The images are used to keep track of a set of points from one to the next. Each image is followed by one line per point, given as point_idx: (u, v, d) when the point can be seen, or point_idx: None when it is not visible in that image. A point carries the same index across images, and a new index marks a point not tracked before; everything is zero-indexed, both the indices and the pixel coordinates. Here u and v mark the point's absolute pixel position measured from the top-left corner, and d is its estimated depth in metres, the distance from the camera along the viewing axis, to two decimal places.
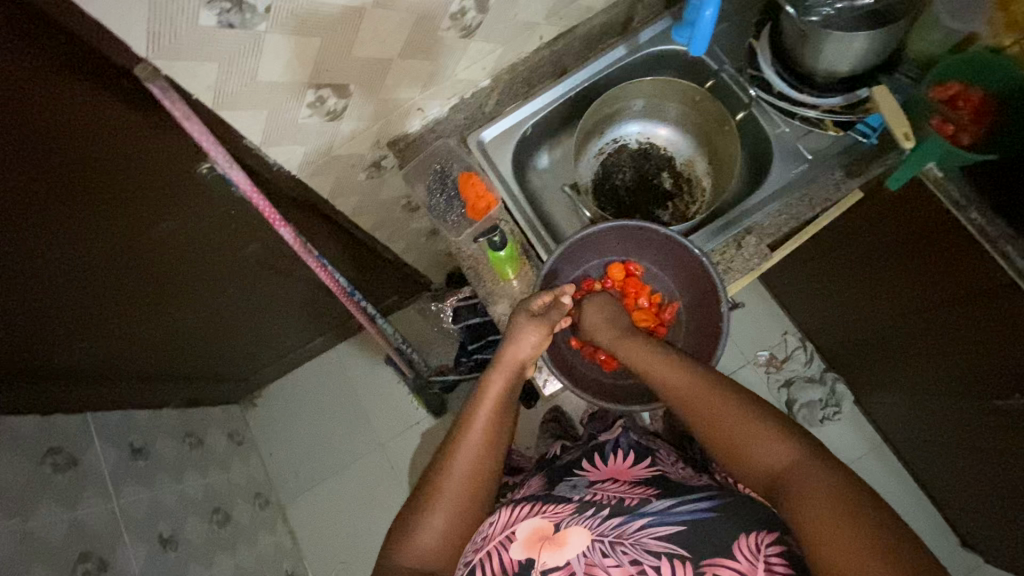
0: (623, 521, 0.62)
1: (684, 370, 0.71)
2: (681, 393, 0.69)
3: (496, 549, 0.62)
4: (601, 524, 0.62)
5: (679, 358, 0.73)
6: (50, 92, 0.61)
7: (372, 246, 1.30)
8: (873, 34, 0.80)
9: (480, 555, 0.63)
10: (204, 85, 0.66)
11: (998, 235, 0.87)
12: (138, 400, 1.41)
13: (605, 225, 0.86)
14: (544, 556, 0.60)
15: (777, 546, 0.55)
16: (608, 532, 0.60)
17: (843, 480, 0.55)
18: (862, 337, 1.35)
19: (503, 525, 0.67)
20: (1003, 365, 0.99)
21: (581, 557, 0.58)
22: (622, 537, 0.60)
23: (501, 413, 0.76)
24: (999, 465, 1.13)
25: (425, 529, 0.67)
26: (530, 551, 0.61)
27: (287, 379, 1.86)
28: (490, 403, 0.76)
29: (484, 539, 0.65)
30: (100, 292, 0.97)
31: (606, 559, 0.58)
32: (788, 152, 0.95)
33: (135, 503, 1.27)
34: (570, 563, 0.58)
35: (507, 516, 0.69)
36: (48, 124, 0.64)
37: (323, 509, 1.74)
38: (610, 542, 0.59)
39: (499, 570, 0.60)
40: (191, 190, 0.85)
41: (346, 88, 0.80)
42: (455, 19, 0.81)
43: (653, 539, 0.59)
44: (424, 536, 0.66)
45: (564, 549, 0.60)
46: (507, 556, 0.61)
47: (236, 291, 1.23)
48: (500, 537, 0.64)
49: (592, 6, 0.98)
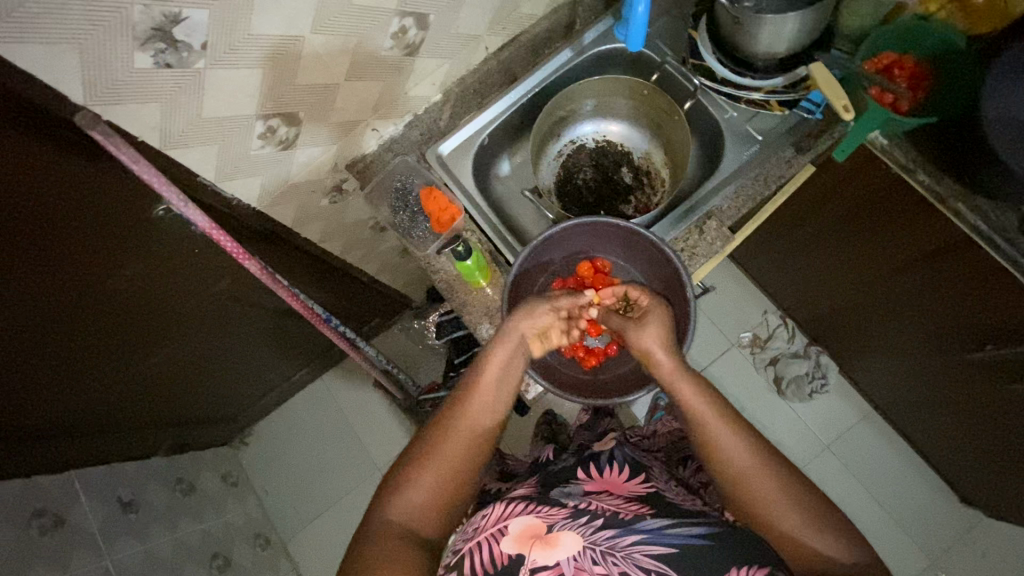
0: (615, 533, 0.61)
1: (744, 443, 0.69)
2: (735, 469, 0.67)
3: (487, 540, 0.63)
4: (593, 533, 0.62)
5: (745, 429, 0.70)
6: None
7: (345, 270, 1.30)
8: (803, 14, 0.82)
9: (470, 544, 0.64)
10: (148, 126, 0.66)
11: (948, 192, 0.88)
12: (122, 452, 1.38)
13: (550, 230, 0.86)
14: (534, 553, 0.60)
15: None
16: (600, 542, 0.60)
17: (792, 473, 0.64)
18: (837, 308, 1.38)
19: (496, 518, 0.68)
20: (972, 319, 1.02)
21: (571, 561, 0.59)
22: (613, 548, 0.60)
23: (499, 395, 0.76)
24: (983, 415, 1.15)
25: (414, 487, 0.68)
26: (520, 546, 0.61)
27: (277, 413, 1.85)
28: (492, 380, 0.76)
29: (475, 530, 0.67)
30: (70, 348, 0.96)
31: (596, 566, 0.58)
32: (739, 136, 0.97)
33: (129, 557, 1.24)
34: (559, 563, 0.59)
35: (501, 510, 0.69)
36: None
37: (327, 541, 1.72)
38: (602, 551, 0.59)
39: (487, 561, 0.61)
40: (149, 234, 0.85)
41: (295, 115, 0.81)
42: (397, 38, 0.82)
43: (644, 557, 0.59)
44: (412, 492, 0.68)
45: (554, 550, 0.60)
46: (498, 548, 0.62)
47: (213, 328, 1.22)
48: (492, 529, 0.65)
49: (534, 13, 1.00)
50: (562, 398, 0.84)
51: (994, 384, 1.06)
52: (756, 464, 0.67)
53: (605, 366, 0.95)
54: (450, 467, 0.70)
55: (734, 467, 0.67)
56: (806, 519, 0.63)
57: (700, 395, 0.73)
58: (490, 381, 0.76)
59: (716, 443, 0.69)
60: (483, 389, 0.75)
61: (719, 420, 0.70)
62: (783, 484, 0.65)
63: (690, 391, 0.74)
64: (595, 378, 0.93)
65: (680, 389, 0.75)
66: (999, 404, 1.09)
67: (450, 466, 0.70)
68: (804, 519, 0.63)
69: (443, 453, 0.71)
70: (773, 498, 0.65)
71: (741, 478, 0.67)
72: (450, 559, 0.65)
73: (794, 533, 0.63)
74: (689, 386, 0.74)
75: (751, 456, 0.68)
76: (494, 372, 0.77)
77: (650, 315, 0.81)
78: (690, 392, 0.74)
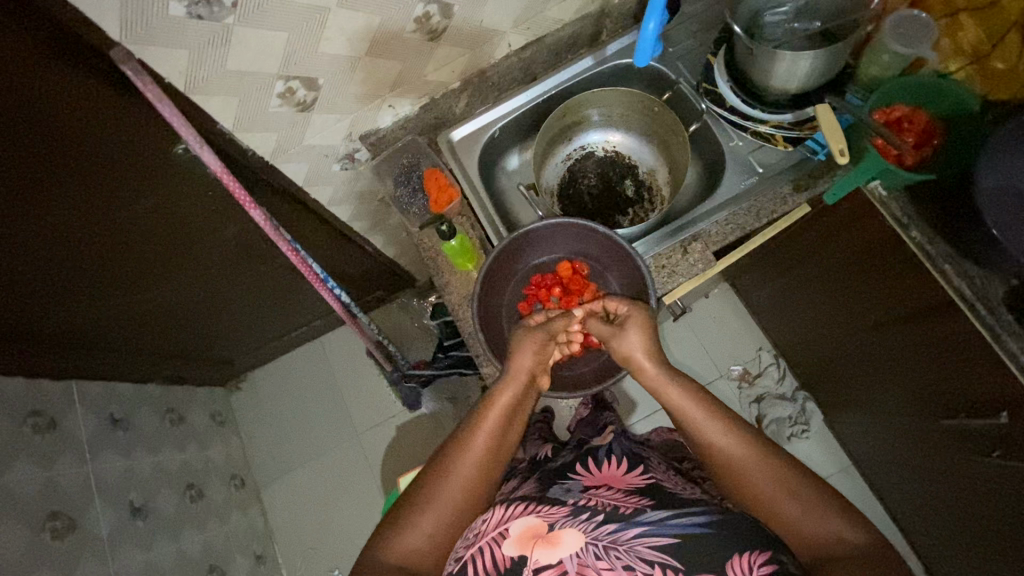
0: (617, 528, 0.66)
1: (733, 436, 0.73)
2: (729, 460, 0.71)
3: (490, 545, 0.68)
4: (595, 528, 0.66)
5: (733, 419, 0.74)
6: (39, 80, 0.68)
7: (351, 237, 1.35)
8: (815, 53, 0.84)
9: (472, 551, 0.68)
10: (176, 70, 0.73)
11: (938, 253, 0.88)
12: (122, 374, 1.48)
13: (527, 227, 0.91)
14: (537, 553, 0.64)
15: (769, 564, 0.60)
16: (602, 538, 0.65)
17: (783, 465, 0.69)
18: (826, 354, 1.36)
19: (496, 522, 0.72)
20: (946, 386, 1.01)
21: (574, 558, 0.63)
22: (616, 543, 0.64)
23: (500, 432, 0.79)
24: (949, 484, 1.13)
25: (413, 530, 0.70)
26: (522, 548, 0.66)
27: (272, 365, 1.92)
28: (493, 419, 0.79)
29: (476, 535, 0.71)
30: (85, 267, 1.04)
31: (599, 562, 0.62)
32: (740, 164, 0.99)
33: (110, 470, 1.34)
34: (563, 563, 0.63)
35: (501, 513, 0.73)
36: (37, 109, 0.71)
37: (298, 495, 1.79)
38: (604, 547, 0.64)
39: (491, 564, 0.65)
40: (168, 171, 0.92)
41: (315, 81, 0.86)
42: (420, 23, 0.87)
43: (647, 549, 0.63)
44: (411, 535, 0.70)
45: (556, 548, 0.64)
46: (499, 552, 0.66)
47: (218, 272, 1.29)
48: (493, 534, 0.69)
49: (561, 18, 1.03)
50: (560, 398, 0.90)
51: (964, 455, 1.04)
52: (749, 460, 0.70)
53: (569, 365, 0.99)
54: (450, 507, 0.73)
55: (727, 460, 0.71)
56: (805, 506, 0.66)
57: (686, 390, 0.78)
58: (491, 422, 0.79)
59: (707, 442, 0.74)
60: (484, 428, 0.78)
61: (705, 416, 0.75)
62: (780, 476, 0.68)
63: (675, 394, 0.79)
64: (556, 372, 0.98)
65: (665, 392, 0.80)
66: (963, 476, 1.07)
67: (449, 505, 0.73)
68: (802, 507, 0.66)
69: (443, 492, 0.73)
70: (774, 494, 0.67)
71: (736, 468, 0.70)
72: (453, 564, 0.69)
73: (790, 520, 0.66)
74: (674, 387, 0.79)
75: (743, 448, 0.71)
76: (495, 410, 0.80)
77: (631, 316, 0.85)
78: (675, 394, 0.79)
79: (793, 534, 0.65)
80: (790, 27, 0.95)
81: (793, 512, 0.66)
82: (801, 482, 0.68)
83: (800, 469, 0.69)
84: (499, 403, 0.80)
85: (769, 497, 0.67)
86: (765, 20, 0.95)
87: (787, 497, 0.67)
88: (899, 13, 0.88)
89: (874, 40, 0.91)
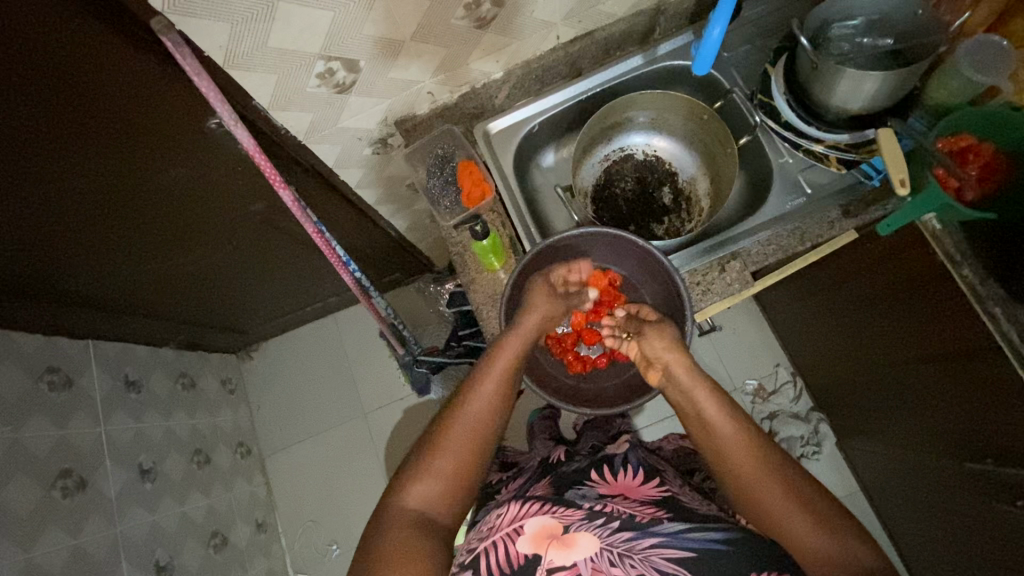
0: (632, 536, 0.65)
1: (753, 445, 0.71)
2: (745, 473, 0.69)
3: (503, 541, 0.68)
4: (611, 535, 0.66)
5: (753, 429, 0.73)
6: (81, 49, 0.66)
7: (375, 220, 1.32)
8: (884, 77, 0.80)
9: (485, 544, 0.69)
10: (216, 43, 0.70)
11: (990, 296, 0.85)
12: (139, 336, 1.48)
13: (566, 233, 0.89)
14: (551, 553, 0.64)
15: None
16: (617, 544, 0.64)
17: (797, 484, 0.67)
18: (849, 380, 1.33)
19: (511, 518, 0.72)
20: (977, 429, 0.97)
21: (589, 561, 0.63)
22: (631, 551, 0.64)
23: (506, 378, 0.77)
24: (962, 527, 1.11)
25: (427, 474, 0.69)
26: (537, 547, 0.65)
27: (286, 337, 1.92)
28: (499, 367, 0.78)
29: (490, 529, 0.72)
30: (109, 232, 1.03)
31: (613, 568, 0.62)
32: (788, 183, 0.95)
33: (121, 432, 1.35)
34: (577, 564, 0.63)
35: (516, 510, 0.74)
36: (75, 76, 0.69)
37: (301, 467, 1.81)
38: (619, 554, 0.63)
39: (503, 561, 0.65)
40: (200, 143, 0.89)
41: (356, 63, 0.83)
42: (470, 9, 0.83)
43: (661, 560, 0.63)
44: (424, 479, 0.69)
45: (571, 550, 0.64)
46: (513, 548, 0.66)
47: (241, 244, 1.28)
48: (508, 529, 0.69)
49: (614, 13, 0.98)
50: (571, 411, 0.88)
51: (983, 499, 1.01)
52: (772, 478, 0.68)
53: (590, 375, 0.98)
54: (459, 453, 0.70)
55: (744, 473, 0.69)
56: (814, 528, 0.64)
57: (711, 393, 0.76)
58: (499, 370, 0.78)
59: (727, 450, 0.71)
60: (484, 384, 0.76)
61: (727, 424, 0.73)
62: (795, 495, 0.66)
63: (701, 396, 0.76)
64: (577, 385, 0.97)
65: (692, 391, 0.77)
66: (978, 521, 1.04)
67: (458, 454, 0.70)
68: (812, 527, 0.64)
69: (452, 441, 0.71)
70: (783, 515, 0.65)
71: (750, 483, 0.68)
72: (464, 557, 0.69)
73: (809, 543, 0.63)
74: (705, 392, 0.76)
75: (762, 460, 0.70)
76: (502, 358, 0.79)
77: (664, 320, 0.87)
78: (702, 394, 0.76)
79: (812, 558, 0.63)
80: (858, 41, 0.89)
81: (803, 535, 0.64)
82: (808, 497, 0.66)
83: (806, 485, 0.67)
84: (506, 353, 0.80)
85: (787, 517, 0.65)
86: (832, 32, 0.90)
87: (799, 517, 0.65)
88: (975, 36, 0.81)
89: (945, 62, 0.86)
